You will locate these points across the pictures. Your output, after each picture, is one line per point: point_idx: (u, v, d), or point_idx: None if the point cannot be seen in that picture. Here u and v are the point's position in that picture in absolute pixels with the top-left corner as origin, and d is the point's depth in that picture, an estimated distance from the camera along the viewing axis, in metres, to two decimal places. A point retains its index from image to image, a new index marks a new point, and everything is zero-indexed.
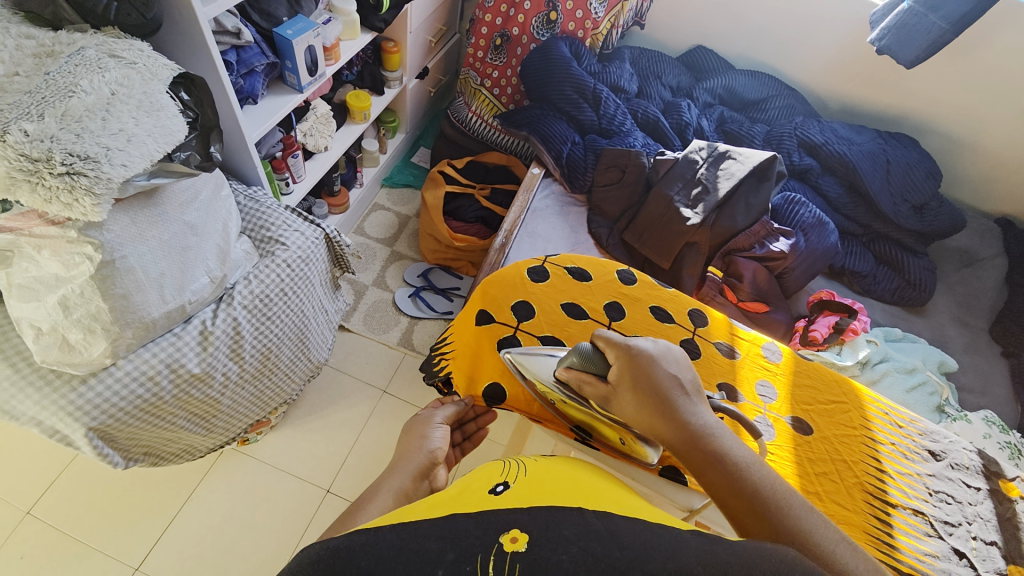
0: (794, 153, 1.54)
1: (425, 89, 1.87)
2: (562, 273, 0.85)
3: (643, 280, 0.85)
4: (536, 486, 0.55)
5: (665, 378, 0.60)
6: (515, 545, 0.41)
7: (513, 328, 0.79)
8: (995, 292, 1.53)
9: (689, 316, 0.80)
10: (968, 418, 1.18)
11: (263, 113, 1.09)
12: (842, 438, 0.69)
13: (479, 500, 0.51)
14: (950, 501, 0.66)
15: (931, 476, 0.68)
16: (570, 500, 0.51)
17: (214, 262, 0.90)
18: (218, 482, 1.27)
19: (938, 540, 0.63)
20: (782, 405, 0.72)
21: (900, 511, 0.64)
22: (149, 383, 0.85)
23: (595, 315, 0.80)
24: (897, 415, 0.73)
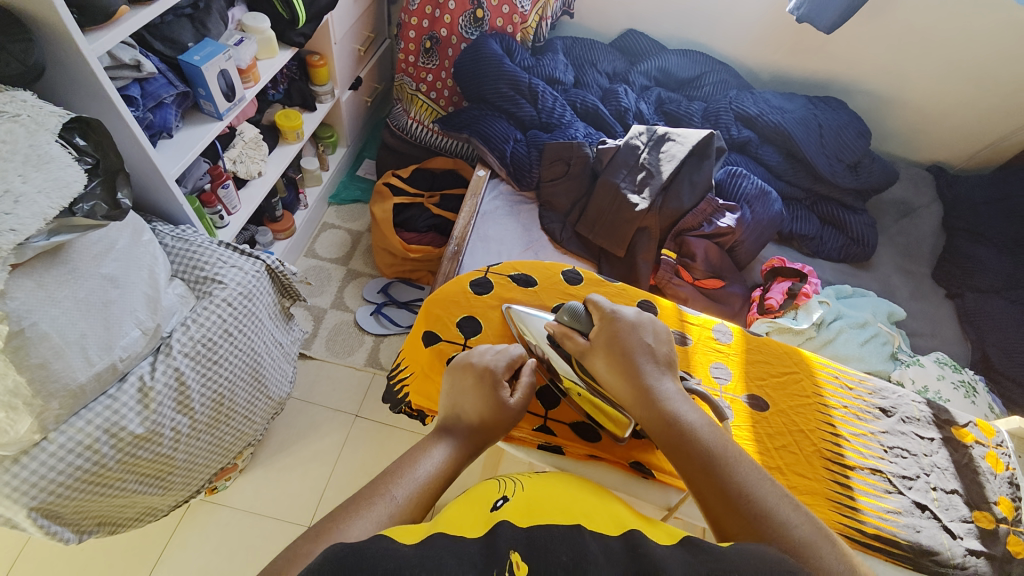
0: (732, 126, 1.57)
1: (361, 100, 1.81)
2: (506, 281, 0.83)
3: (589, 279, 0.85)
4: (531, 503, 0.53)
5: (637, 344, 0.64)
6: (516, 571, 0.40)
7: (461, 344, 0.76)
8: (933, 239, 1.61)
9: (638, 308, 0.80)
10: (921, 362, 1.25)
11: (181, 147, 1.02)
12: (797, 409, 0.71)
13: (475, 525, 0.49)
14: (906, 455, 0.68)
15: (885, 433, 0.70)
16: (567, 519, 0.49)
17: (145, 311, 0.84)
18: (189, 537, 1.20)
19: (898, 495, 0.65)
20: (738, 384, 0.73)
21: (860, 473, 0.66)
22: (89, 452, 0.78)
23: (544, 321, 0.79)
24: (847, 377, 0.75)
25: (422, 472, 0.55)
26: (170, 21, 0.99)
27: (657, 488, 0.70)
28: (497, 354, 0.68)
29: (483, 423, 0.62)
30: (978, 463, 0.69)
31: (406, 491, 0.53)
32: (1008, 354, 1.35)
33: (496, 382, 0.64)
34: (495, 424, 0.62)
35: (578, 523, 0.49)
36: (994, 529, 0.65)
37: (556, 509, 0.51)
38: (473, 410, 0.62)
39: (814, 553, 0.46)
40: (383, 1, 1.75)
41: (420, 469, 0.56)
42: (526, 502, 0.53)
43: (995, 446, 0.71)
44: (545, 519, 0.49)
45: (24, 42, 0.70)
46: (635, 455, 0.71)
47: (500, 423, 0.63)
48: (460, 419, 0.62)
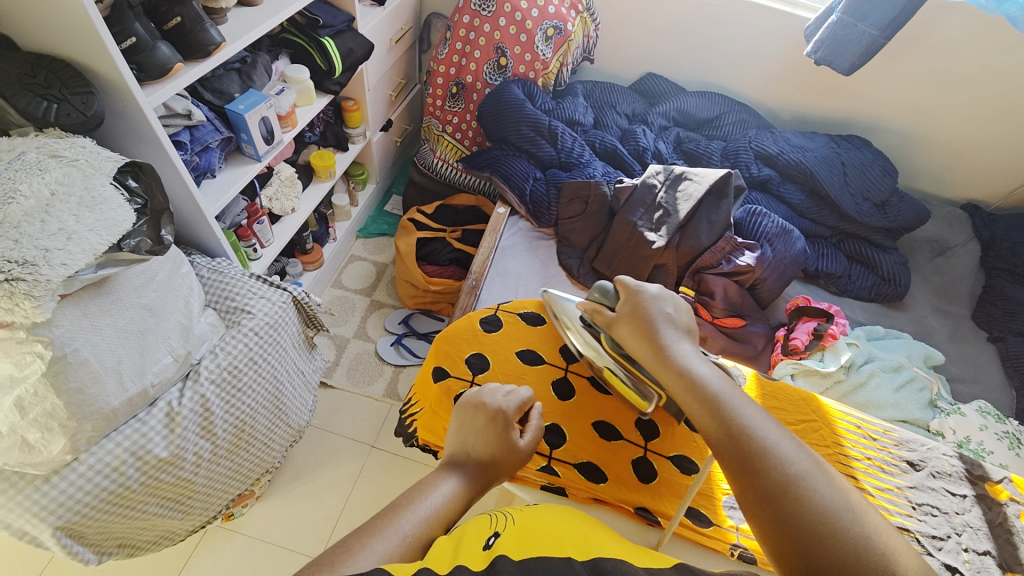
0: (752, 165, 1.58)
1: (391, 140, 1.92)
2: (516, 319, 0.84)
3: None
4: (524, 532, 0.52)
5: (658, 315, 0.71)
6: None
7: (469, 381, 0.77)
8: (971, 279, 1.55)
9: None
10: (961, 412, 1.18)
11: (221, 187, 1.10)
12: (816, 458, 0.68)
13: (470, 554, 0.48)
14: (936, 513, 0.64)
15: (913, 489, 0.66)
16: (561, 549, 0.48)
17: (177, 339, 0.90)
18: (203, 564, 1.21)
19: (927, 557, 0.60)
20: None
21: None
22: (115, 474, 0.82)
23: (550, 359, 0.80)
24: (870, 428, 0.71)
25: (428, 505, 0.55)
26: (219, 74, 1.10)
27: (664, 538, 0.67)
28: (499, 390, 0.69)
29: (493, 464, 0.62)
30: (1013, 522, 0.63)
31: (413, 522, 0.52)
32: None
33: (508, 423, 0.64)
34: (505, 464, 0.62)
35: (570, 554, 0.47)
36: None
37: (546, 539, 0.50)
38: (483, 448, 0.62)
39: (809, 486, 0.50)
40: (415, 50, 1.88)
41: (427, 503, 0.55)
42: (519, 532, 0.52)
43: None
44: (542, 550, 0.48)
45: (84, 94, 0.79)
46: (642, 499, 0.69)
47: (511, 467, 0.63)
48: (469, 456, 0.62)
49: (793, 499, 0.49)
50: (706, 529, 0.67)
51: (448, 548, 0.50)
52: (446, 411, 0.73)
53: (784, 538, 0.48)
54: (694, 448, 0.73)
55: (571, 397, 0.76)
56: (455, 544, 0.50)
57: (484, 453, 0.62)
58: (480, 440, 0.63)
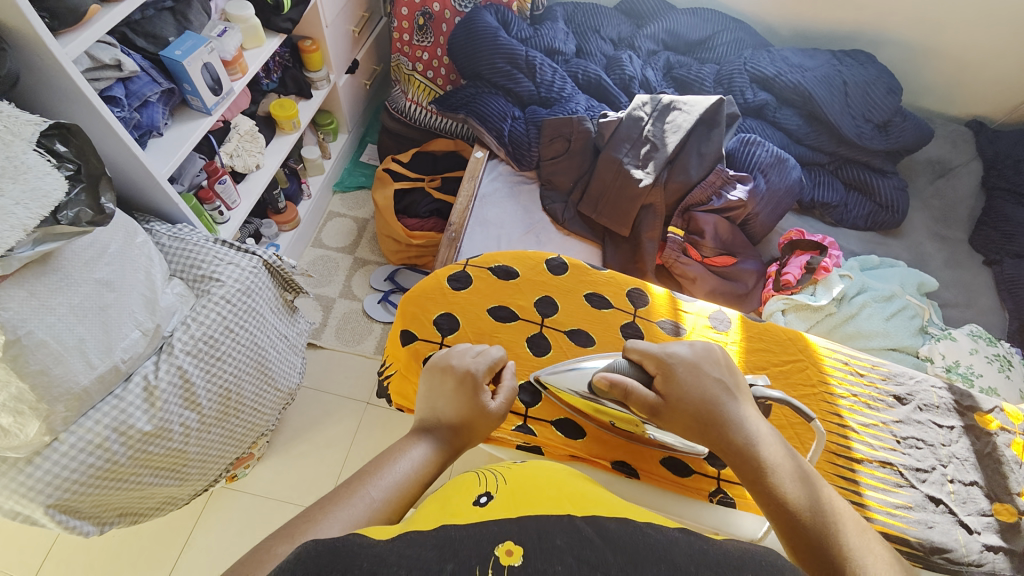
0: (747, 90, 1.47)
1: (359, 83, 1.77)
2: (486, 274, 0.76)
3: (576, 265, 0.78)
4: (516, 491, 0.51)
5: (709, 378, 0.59)
6: (511, 558, 0.37)
7: (438, 344, 0.72)
8: (972, 201, 1.49)
9: (628, 298, 0.73)
10: (952, 336, 1.18)
11: (171, 146, 1.00)
12: (803, 400, 0.64)
13: (459, 514, 0.47)
14: (921, 446, 0.63)
15: (900, 423, 0.64)
16: (556, 506, 0.47)
17: (143, 313, 0.85)
18: (213, 522, 1.26)
19: (911, 489, 0.60)
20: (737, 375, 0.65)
21: (870, 468, 0.61)
22: (100, 450, 0.81)
23: (525, 315, 0.73)
24: (859, 364, 0.67)
25: (399, 472, 0.54)
26: (150, 16, 0.98)
27: (644, 487, 0.68)
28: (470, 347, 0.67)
29: (465, 426, 0.60)
30: (1002, 451, 0.63)
31: (382, 489, 0.51)
32: None
33: (478, 385, 0.62)
34: (475, 426, 0.61)
35: (566, 509, 0.46)
36: (1016, 523, 0.60)
37: (541, 497, 0.49)
38: (451, 411, 0.60)
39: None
40: None
41: (398, 468, 0.54)
42: (512, 491, 0.51)
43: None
44: (533, 509, 0.46)
45: None
46: (618, 453, 0.68)
47: (483, 431, 0.62)
48: (439, 419, 0.60)
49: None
50: (684, 477, 0.67)
51: (436, 511, 0.48)
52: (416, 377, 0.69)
53: None
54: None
55: (548, 353, 0.71)
56: (444, 505, 0.50)
57: (453, 418, 0.60)
58: (450, 408, 0.60)
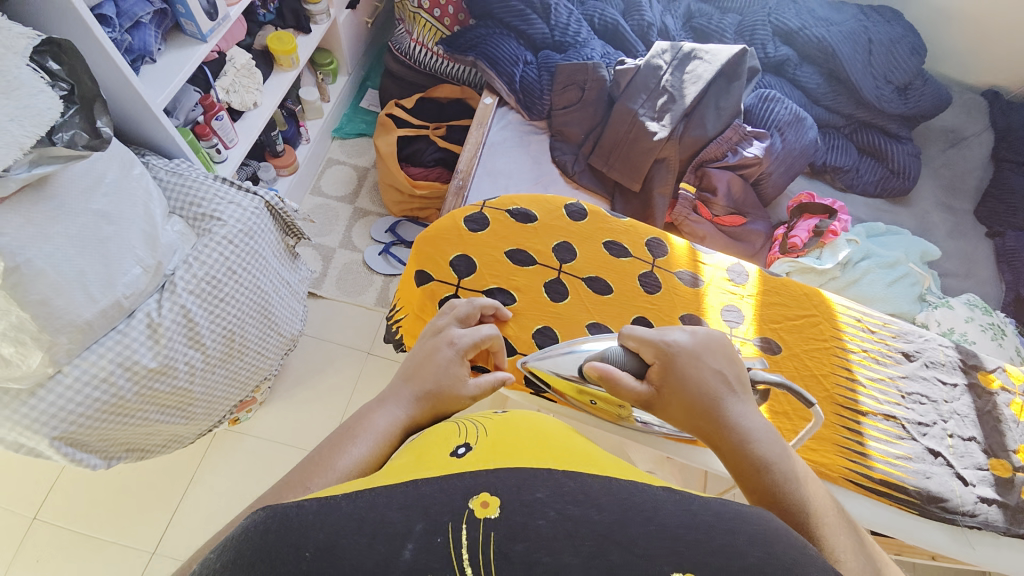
0: (768, 44, 1.40)
1: (359, 20, 1.67)
2: (503, 217, 0.74)
3: (595, 213, 0.75)
4: (500, 441, 0.41)
5: (707, 374, 0.53)
6: (487, 510, 0.31)
7: (455, 286, 0.70)
8: (981, 172, 1.48)
9: (647, 248, 0.72)
10: (950, 305, 1.20)
11: (166, 74, 0.94)
12: (812, 353, 0.63)
13: (429, 468, 0.38)
14: (925, 401, 0.61)
15: (904, 379, 0.62)
16: (541, 460, 0.38)
17: (144, 249, 0.83)
18: (217, 462, 1.29)
19: (911, 442, 0.59)
20: (750, 328, 0.65)
21: (873, 419, 0.60)
22: (105, 385, 0.81)
23: (543, 260, 0.71)
24: (870, 320, 0.66)
25: (343, 464, 0.46)
26: None
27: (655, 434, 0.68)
28: (452, 318, 0.63)
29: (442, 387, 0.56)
30: (1001, 410, 0.63)
31: (322, 483, 0.44)
32: None
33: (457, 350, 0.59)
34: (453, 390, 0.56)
35: (552, 464, 0.37)
36: (1010, 479, 0.59)
37: (529, 449, 0.39)
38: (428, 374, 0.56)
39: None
40: None
41: (342, 456, 0.46)
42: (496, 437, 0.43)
43: (1023, 394, 0.64)
44: (518, 459, 0.38)
45: None
46: None
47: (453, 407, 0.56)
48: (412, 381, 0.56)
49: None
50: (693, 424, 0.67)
51: (409, 463, 0.41)
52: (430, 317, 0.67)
53: None
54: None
55: (565, 298, 0.69)
56: (417, 457, 0.42)
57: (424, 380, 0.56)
58: (424, 371, 0.57)
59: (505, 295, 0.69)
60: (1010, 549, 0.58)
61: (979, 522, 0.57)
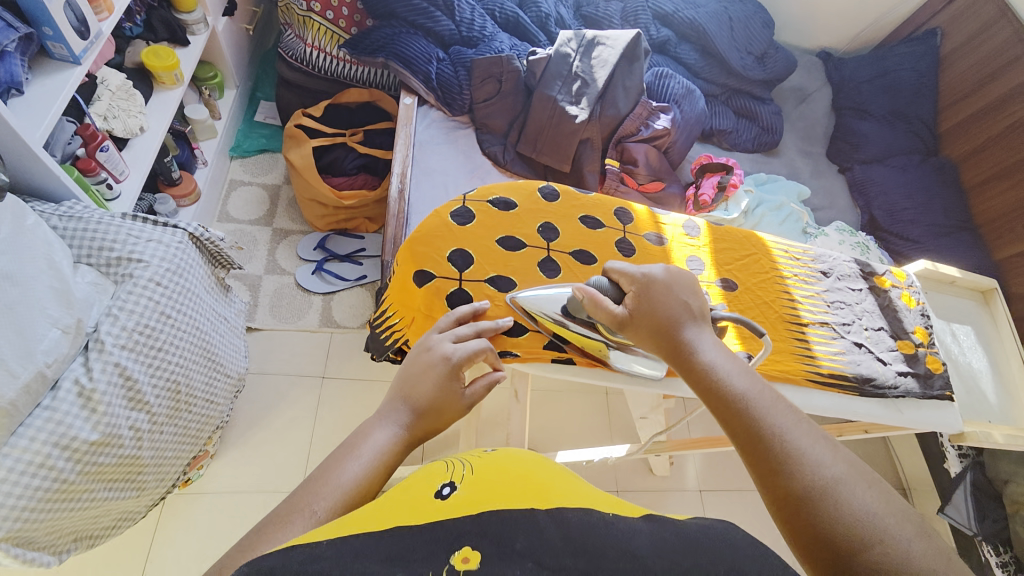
0: (650, 26, 1.56)
1: (239, 27, 1.53)
2: (486, 208, 0.77)
3: (566, 193, 0.80)
4: (483, 485, 0.47)
5: (674, 303, 0.62)
6: (467, 564, 0.35)
7: (457, 280, 0.71)
8: (826, 120, 1.81)
9: (616, 216, 0.78)
10: (825, 233, 1.48)
11: (39, 107, 0.80)
12: (761, 283, 0.72)
13: (416, 512, 0.43)
14: (844, 306, 0.74)
15: (827, 291, 0.75)
16: (518, 501, 0.43)
17: (58, 307, 0.72)
18: (173, 532, 1.15)
19: (841, 339, 0.72)
20: (712, 271, 0.70)
21: (811, 328, 0.71)
22: (44, 470, 0.70)
23: (532, 242, 0.74)
24: (793, 249, 0.77)
25: (346, 476, 0.50)
26: None
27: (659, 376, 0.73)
28: (446, 336, 0.65)
29: (433, 411, 0.59)
30: (894, 302, 0.78)
31: (325, 502, 0.47)
32: (889, 214, 1.60)
33: (452, 369, 0.61)
34: (442, 412, 0.60)
35: (527, 506, 0.42)
36: (915, 353, 0.75)
37: (506, 493, 0.44)
38: (421, 395, 0.59)
39: (828, 483, 0.46)
40: None
41: (344, 472, 0.51)
42: (476, 486, 0.46)
43: (907, 286, 0.81)
44: (500, 502, 0.43)
45: None
46: None
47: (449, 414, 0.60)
48: (405, 400, 0.60)
49: (811, 492, 0.45)
50: None
51: (398, 502, 0.45)
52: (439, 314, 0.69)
53: (793, 516, 0.45)
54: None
55: (558, 273, 0.72)
56: (408, 494, 0.47)
57: (410, 404, 0.59)
58: (415, 382, 0.60)
59: (505, 282, 0.71)
60: (930, 408, 0.72)
61: (902, 391, 0.70)
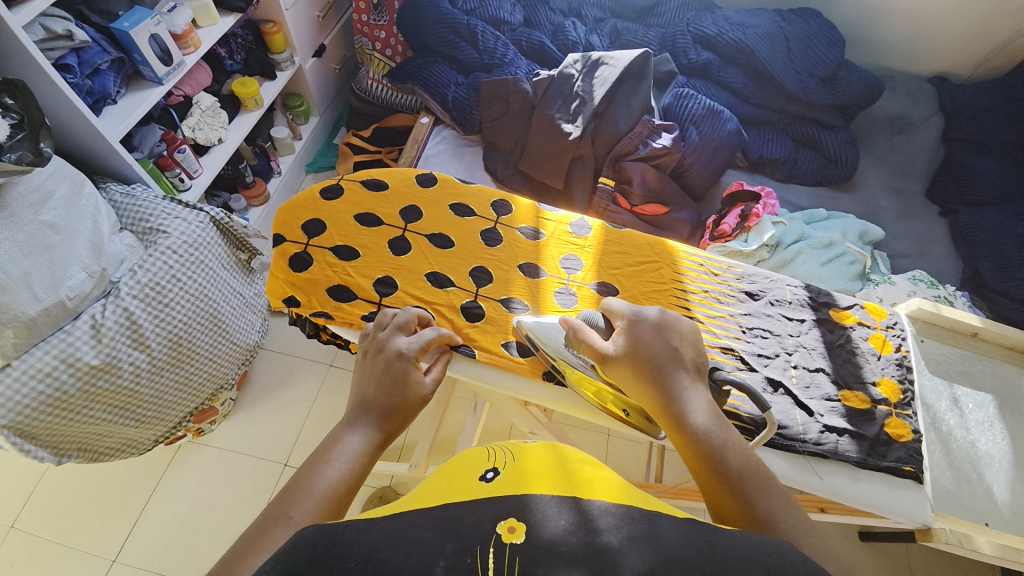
0: (690, 50, 1.49)
1: (328, 66, 1.85)
2: (357, 186, 0.83)
3: (445, 181, 0.85)
4: (529, 465, 0.45)
5: (664, 350, 0.58)
6: (513, 535, 0.36)
7: (305, 244, 0.78)
8: (931, 154, 1.48)
9: (492, 208, 0.82)
10: (892, 281, 1.21)
11: (123, 114, 1.09)
12: (650, 294, 0.74)
13: (465, 491, 0.42)
14: (766, 335, 0.72)
15: (746, 316, 0.73)
16: (564, 489, 0.42)
17: (89, 257, 0.95)
18: (180, 473, 1.34)
19: (750, 372, 0.69)
20: (587, 273, 0.76)
21: (710, 351, 0.69)
22: (49, 379, 0.89)
23: (390, 221, 0.80)
24: (713, 266, 0.78)
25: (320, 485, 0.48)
26: None
27: (482, 367, 0.70)
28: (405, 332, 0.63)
29: (393, 407, 0.56)
30: (856, 343, 0.72)
31: (305, 510, 0.45)
32: (1002, 268, 1.25)
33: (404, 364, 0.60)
34: (404, 404, 0.57)
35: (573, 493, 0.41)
36: (869, 410, 0.67)
37: (555, 477, 0.43)
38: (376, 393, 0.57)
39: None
40: None
41: (320, 478, 0.48)
42: (522, 468, 0.45)
43: (884, 328, 0.74)
44: (542, 487, 0.42)
45: None
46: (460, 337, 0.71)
47: (410, 407, 0.57)
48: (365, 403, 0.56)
49: None
50: (519, 358, 0.70)
51: (440, 488, 0.44)
52: (284, 271, 0.75)
53: None
54: (531, 292, 0.75)
55: (406, 252, 0.77)
56: (452, 479, 0.45)
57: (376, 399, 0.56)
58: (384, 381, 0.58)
59: (351, 252, 0.77)
60: (868, 484, 0.63)
61: (824, 449, 0.64)
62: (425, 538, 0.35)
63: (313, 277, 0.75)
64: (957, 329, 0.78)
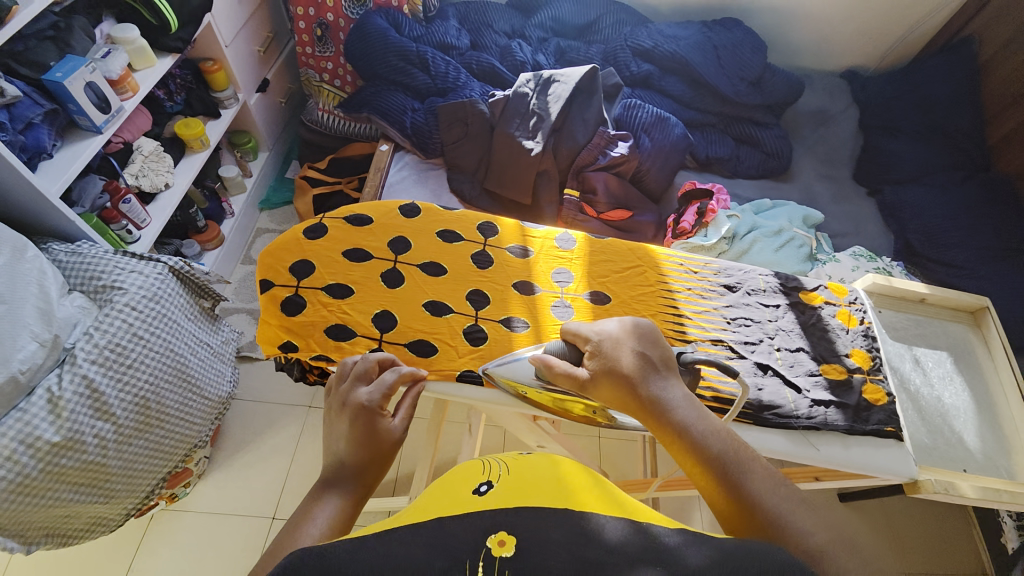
0: (631, 63, 1.58)
1: (274, 101, 1.81)
2: (341, 223, 0.82)
3: (428, 209, 0.85)
4: (521, 475, 0.45)
5: (633, 357, 0.60)
6: (502, 549, 0.36)
7: (295, 287, 0.76)
8: (853, 141, 1.64)
9: (478, 230, 0.83)
10: (837, 259, 1.31)
11: (62, 168, 1.02)
12: (640, 298, 0.78)
13: (456, 505, 0.42)
14: (749, 323, 0.77)
15: (728, 308, 0.78)
16: (556, 500, 0.41)
17: (39, 325, 0.88)
18: (157, 546, 1.23)
19: (740, 359, 0.74)
20: (578, 284, 0.79)
21: (702, 344, 0.74)
22: (8, 464, 0.82)
23: (379, 254, 0.79)
24: (693, 264, 0.83)
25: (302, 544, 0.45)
26: (32, 46, 0.99)
27: (489, 391, 0.71)
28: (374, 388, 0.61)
29: (368, 459, 0.54)
30: (826, 321, 0.78)
31: None
32: (927, 237, 1.39)
33: (372, 412, 0.58)
34: (379, 453, 0.55)
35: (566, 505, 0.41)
36: (847, 380, 0.73)
37: (543, 487, 0.43)
38: (348, 449, 0.54)
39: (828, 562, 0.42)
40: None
41: (302, 537, 0.46)
42: (518, 479, 0.44)
43: (847, 303, 0.81)
44: (536, 499, 0.41)
45: None
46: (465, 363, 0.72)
47: (385, 453, 0.55)
48: (341, 463, 0.53)
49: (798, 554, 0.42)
50: None
51: (432, 501, 0.43)
52: (277, 317, 0.74)
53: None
54: (528, 309, 0.77)
55: (400, 283, 0.77)
56: (444, 490, 0.45)
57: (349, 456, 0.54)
58: (353, 435, 0.56)
59: (344, 289, 0.76)
60: (858, 447, 0.69)
61: (816, 422, 0.69)
62: (452, 559, 0.36)
63: (309, 320, 0.74)
64: (907, 297, 0.87)
